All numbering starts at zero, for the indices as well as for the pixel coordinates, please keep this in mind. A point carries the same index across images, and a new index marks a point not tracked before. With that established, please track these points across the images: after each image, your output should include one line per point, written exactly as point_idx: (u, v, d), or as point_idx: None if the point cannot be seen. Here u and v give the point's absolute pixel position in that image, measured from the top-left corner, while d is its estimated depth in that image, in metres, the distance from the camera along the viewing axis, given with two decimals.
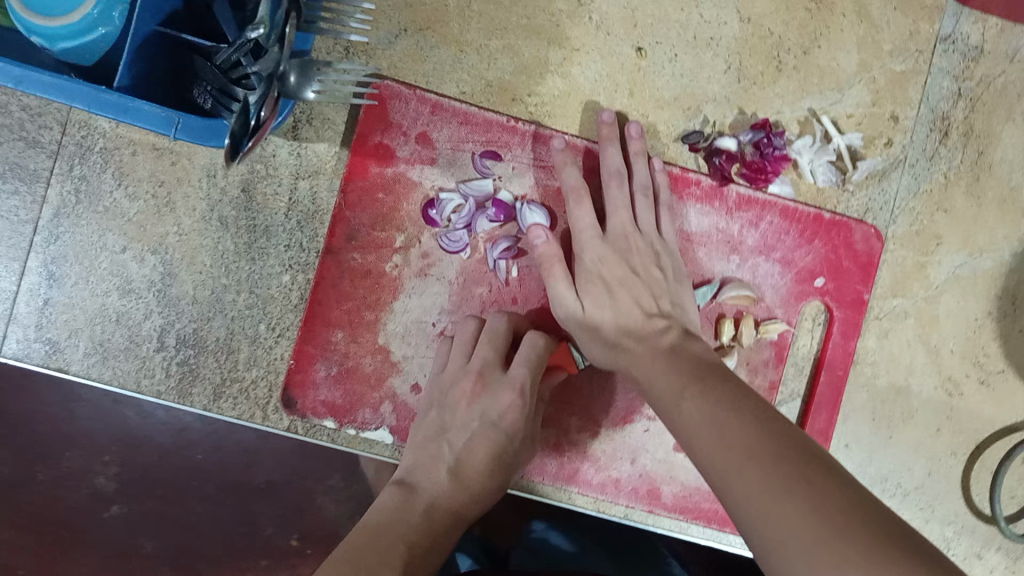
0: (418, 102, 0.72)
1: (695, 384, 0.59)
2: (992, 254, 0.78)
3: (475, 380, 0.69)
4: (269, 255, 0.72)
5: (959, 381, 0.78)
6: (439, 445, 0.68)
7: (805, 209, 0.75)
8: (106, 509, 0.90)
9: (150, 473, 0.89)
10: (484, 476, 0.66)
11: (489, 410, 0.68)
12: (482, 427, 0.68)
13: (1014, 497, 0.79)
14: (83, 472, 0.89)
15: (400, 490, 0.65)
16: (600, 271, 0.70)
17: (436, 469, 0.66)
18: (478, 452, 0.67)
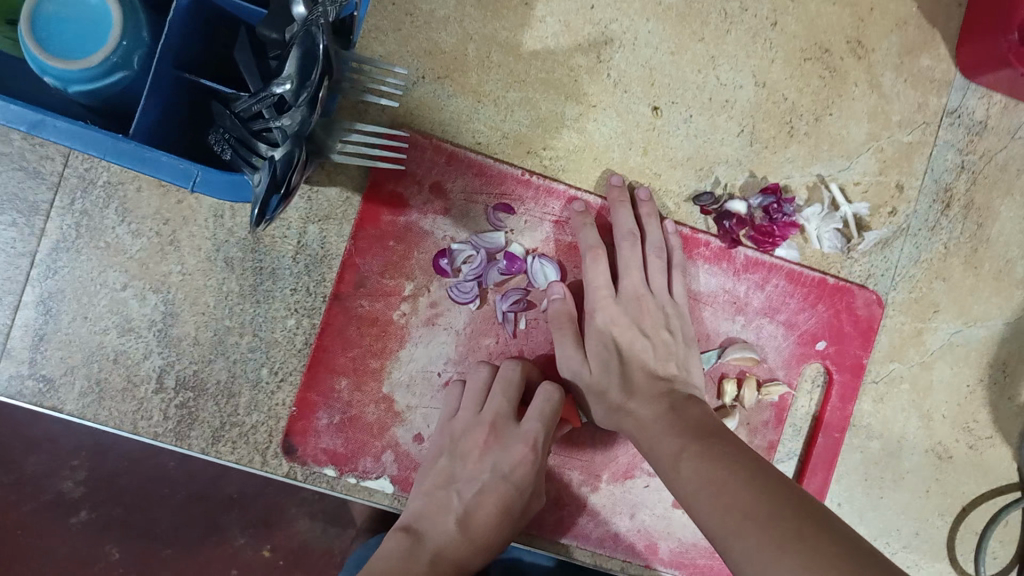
0: (434, 152, 0.71)
1: (694, 443, 0.60)
2: (986, 324, 0.80)
3: (487, 431, 0.68)
4: (274, 298, 0.71)
5: (949, 445, 0.80)
6: (445, 493, 0.66)
7: (809, 273, 0.76)
8: (72, 514, 0.85)
9: (119, 479, 0.85)
10: (493, 528, 0.65)
11: (501, 462, 0.67)
12: (492, 480, 0.66)
13: (996, 558, 0.81)
14: (47, 478, 0.84)
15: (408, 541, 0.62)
16: (611, 330, 0.70)
17: (444, 518, 0.64)
18: (488, 505, 0.65)
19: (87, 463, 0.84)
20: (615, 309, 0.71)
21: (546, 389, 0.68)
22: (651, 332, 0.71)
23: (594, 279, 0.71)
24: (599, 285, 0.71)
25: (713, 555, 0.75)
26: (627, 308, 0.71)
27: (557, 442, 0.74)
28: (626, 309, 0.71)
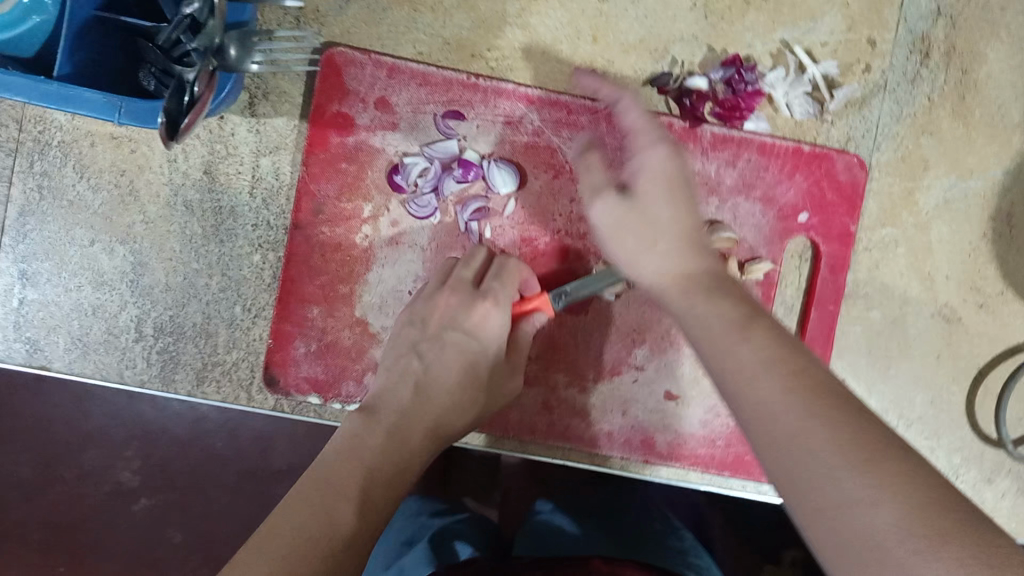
0: (374, 68, 0.70)
1: (761, 324, 0.49)
2: (983, 175, 0.75)
3: (450, 293, 0.68)
4: (237, 236, 0.72)
5: (956, 307, 0.76)
6: (406, 358, 0.66)
7: (783, 144, 0.72)
8: (134, 501, 0.94)
9: (170, 466, 0.93)
10: (452, 390, 0.65)
11: (464, 322, 0.68)
12: (459, 338, 0.67)
13: (1022, 420, 0.77)
14: (105, 470, 0.93)
15: (362, 417, 0.61)
16: (635, 219, 0.59)
17: (402, 386, 0.64)
18: (452, 364, 0.67)
19: (140, 453, 0.92)
20: (636, 203, 0.60)
21: (505, 263, 0.69)
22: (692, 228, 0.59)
23: (642, 169, 0.60)
24: (657, 175, 0.60)
25: (714, 444, 0.74)
26: (673, 195, 0.59)
27: (539, 344, 0.73)
28: (656, 198, 0.59)
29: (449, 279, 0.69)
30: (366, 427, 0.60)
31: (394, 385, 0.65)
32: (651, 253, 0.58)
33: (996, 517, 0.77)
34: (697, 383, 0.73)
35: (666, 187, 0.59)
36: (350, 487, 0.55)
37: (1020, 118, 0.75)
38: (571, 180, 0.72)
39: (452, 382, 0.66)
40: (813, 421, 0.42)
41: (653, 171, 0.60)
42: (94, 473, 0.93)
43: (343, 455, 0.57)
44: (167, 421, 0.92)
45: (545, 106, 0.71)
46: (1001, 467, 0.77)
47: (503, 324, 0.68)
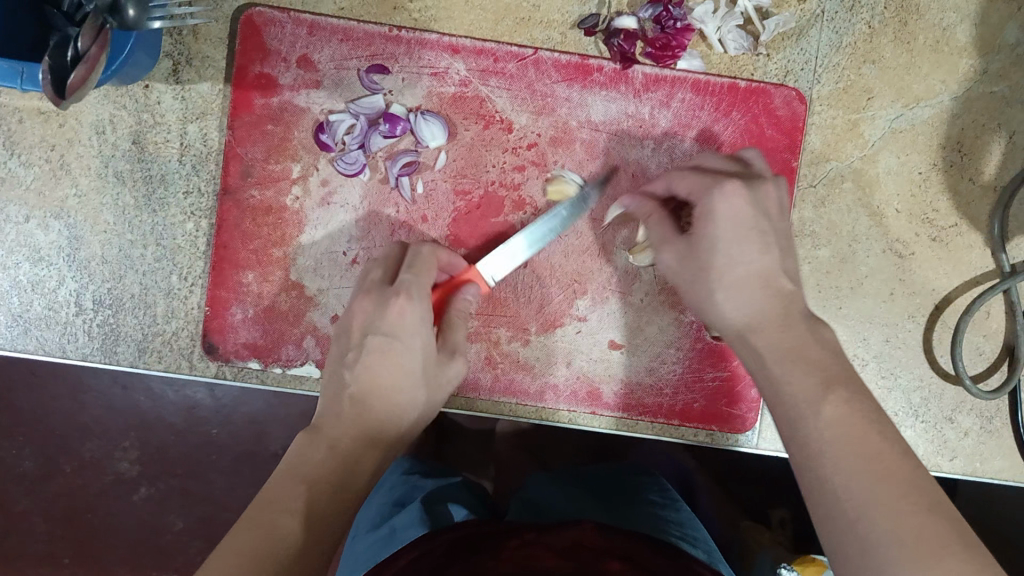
0: (294, 26, 0.69)
1: (840, 382, 0.49)
2: (931, 103, 0.73)
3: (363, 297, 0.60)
4: (169, 205, 0.71)
5: (909, 241, 0.74)
6: (338, 375, 0.57)
7: (717, 80, 0.71)
8: (133, 491, 0.95)
9: (168, 453, 0.94)
10: (390, 393, 0.55)
11: (379, 322, 0.57)
12: (391, 342, 0.56)
13: (982, 355, 0.75)
14: (105, 459, 0.94)
15: (306, 431, 0.53)
16: (742, 218, 0.56)
17: (340, 401, 0.55)
18: (382, 368, 0.56)
19: (136, 444, 0.94)
20: (712, 246, 0.57)
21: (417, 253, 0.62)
22: (775, 219, 0.58)
23: (719, 211, 0.57)
24: (726, 222, 0.57)
25: (661, 393, 0.72)
26: (756, 234, 0.56)
27: (478, 299, 0.71)
28: (744, 240, 0.56)
29: (364, 283, 0.61)
30: (308, 441, 0.52)
31: (330, 400, 0.56)
32: (715, 290, 0.57)
33: (958, 457, 0.75)
34: (641, 332, 0.72)
35: (744, 224, 0.56)
36: (293, 497, 0.48)
37: (966, 40, 0.73)
38: (502, 130, 0.70)
39: (385, 389, 0.55)
40: (888, 501, 0.43)
41: (721, 218, 0.57)
42: (93, 463, 0.94)
43: (290, 462, 0.51)
44: (162, 409, 0.92)
45: (471, 55, 0.70)
46: (961, 404, 0.75)
47: (424, 314, 0.58)
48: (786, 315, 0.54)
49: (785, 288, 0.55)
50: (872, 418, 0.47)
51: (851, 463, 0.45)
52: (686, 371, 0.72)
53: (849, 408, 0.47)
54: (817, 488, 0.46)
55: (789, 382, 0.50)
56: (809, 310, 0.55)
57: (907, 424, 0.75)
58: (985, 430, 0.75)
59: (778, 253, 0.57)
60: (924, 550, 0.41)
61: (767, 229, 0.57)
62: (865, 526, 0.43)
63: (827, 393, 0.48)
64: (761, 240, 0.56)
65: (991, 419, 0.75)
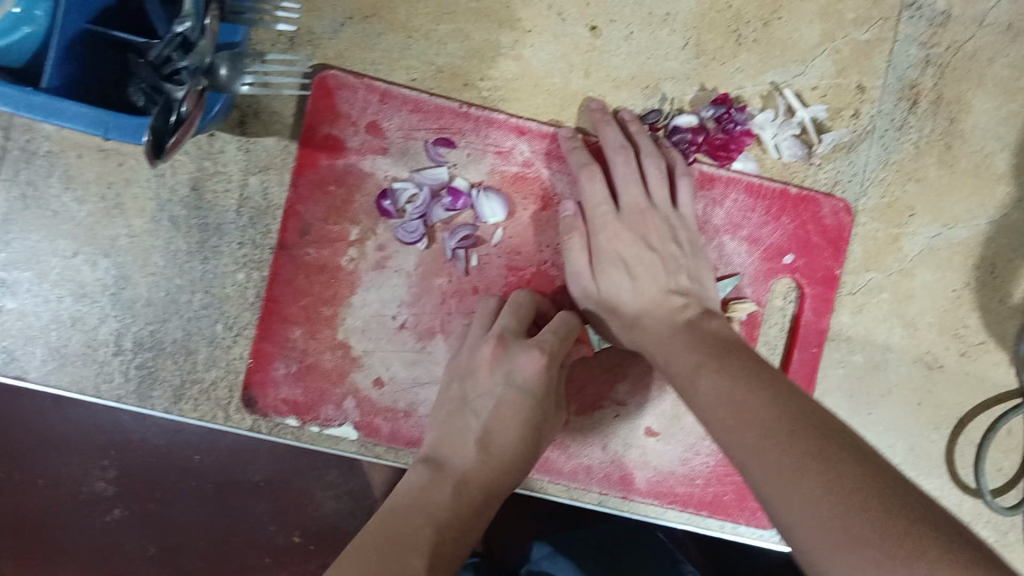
0: (367, 92, 0.70)
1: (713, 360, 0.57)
2: (968, 224, 0.76)
3: (494, 344, 0.66)
4: (222, 253, 0.71)
5: (939, 354, 0.76)
6: (461, 414, 0.65)
7: (769, 185, 0.73)
8: (107, 512, 0.92)
9: (148, 476, 0.91)
10: (513, 446, 0.62)
11: (512, 373, 0.64)
12: (506, 391, 0.64)
13: (1001, 471, 0.77)
14: (83, 478, 0.91)
15: (429, 468, 0.61)
16: (615, 249, 0.68)
17: (463, 442, 0.62)
18: (507, 417, 0.63)
19: (117, 463, 0.91)
20: (597, 275, 0.68)
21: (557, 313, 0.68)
22: (658, 246, 0.68)
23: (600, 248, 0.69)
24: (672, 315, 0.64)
25: (692, 483, 0.73)
26: (626, 268, 0.68)
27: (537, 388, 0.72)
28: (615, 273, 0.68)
29: (496, 330, 0.67)
30: (429, 481, 0.59)
31: (451, 436, 0.63)
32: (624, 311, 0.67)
33: None
34: (678, 421, 0.73)
35: (622, 252, 0.68)
36: (418, 538, 0.54)
37: (1004, 168, 0.76)
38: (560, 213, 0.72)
39: (503, 432, 0.62)
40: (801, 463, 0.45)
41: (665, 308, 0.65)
42: (69, 481, 0.91)
43: (414, 505, 0.57)
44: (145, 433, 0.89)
45: (537, 138, 0.72)
46: (979, 517, 0.76)
47: (550, 373, 0.64)
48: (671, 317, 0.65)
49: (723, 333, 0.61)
50: (782, 414, 0.49)
51: (780, 477, 0.45)
52: (717, 463, 0.74)
53: (738, 411, 0.52)
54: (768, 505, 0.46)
55: (718, 408, 0.53)
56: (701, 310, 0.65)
57: None
58: (1000, 544, 0.77)
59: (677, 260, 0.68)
60: (860, 532, 0.40)
61: (644, 259, 0.68)
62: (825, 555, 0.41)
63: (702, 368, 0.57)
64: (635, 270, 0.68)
65: (1005, 534, 0.77)
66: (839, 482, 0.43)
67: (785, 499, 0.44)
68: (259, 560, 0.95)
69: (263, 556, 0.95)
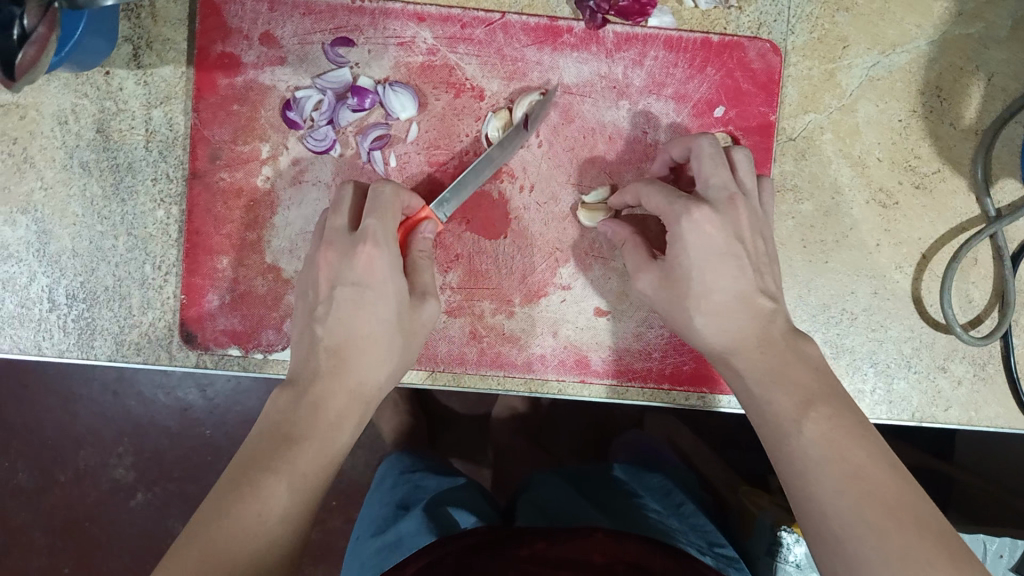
0: (254, 1, 0.68)
1: (821, 402, 0.53)
2: (907, 48, 0.72)
3: (331, 249, 0.60)
4: (138, 192, 0.69)
5: (892, 190, 0.73)
6: (309, 330, 0.58)
7: (689, 36, 0.70)
8: (131, 497, 0.97)
9: (165, 458, 0.97)
10: (370, 341, 0.57)
11: (347, 274, 0.58)
12: (350, 291, 0.58)
13: (972, 302, 0.74)
14: (101, 467, 0.97)
15: (285, 388, 0.56)
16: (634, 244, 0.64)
17: (314, 356, 0.57)
18: (355, 317, 0.57)
19: (132, 449, 0.97)
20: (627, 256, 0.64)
21: (379, 193, 0.60)
22: (750, 241, 0.60)
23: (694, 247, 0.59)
24: (696, 249, 0.59)
25: (650, 357, 0.71)
26: (725, 254, 0.58)
27: (470, 278, 0.70)
28: (721, 268, 0.58)
29: (326, 232, 0.61)
30: (291, 400, 0.55)
31: (304, 357, 0.57)
32: (694, 314, 0.59)
33: (954, 408, 0.74)
34: (627, 296, 0.71)
35: (717, 251, 0.58)
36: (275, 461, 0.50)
37: None
38: (474, 97, 0.69)
39: (357, 344, 0.57)
40: (866, 501, 0.48)
41: (692, 246, 0.59)
42: (90, 472, 0.97)
43: (272, 428, 0.53)
44: (155, 415, 0.97)
45: (440, 23, 0.68)
46: (953, 352, 0.74)
47: (393, 261, 0.59)
48: (765, 334, 0.58)
49: (766, 306, 0.58)
50: (855, 432, 0.51)
51: (837, 468, 0.49)
52: (673, 334, 0.71)
53: (830, 424, 0.51)
54: (809, 481, 0.50)
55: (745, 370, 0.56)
56: (788, 326, 0.59)
57: (900, 375, 0.74)
58: (979, 378, 0.74)
59: (754, 273, 0.59)
60: (886, 500, 0.47)
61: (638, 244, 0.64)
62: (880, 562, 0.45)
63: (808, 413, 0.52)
64: (738, 255, 0.59)
65: (984, 366, 0.74)
66: (880, 483, 0.48)
67: (822, 467, 0.50)
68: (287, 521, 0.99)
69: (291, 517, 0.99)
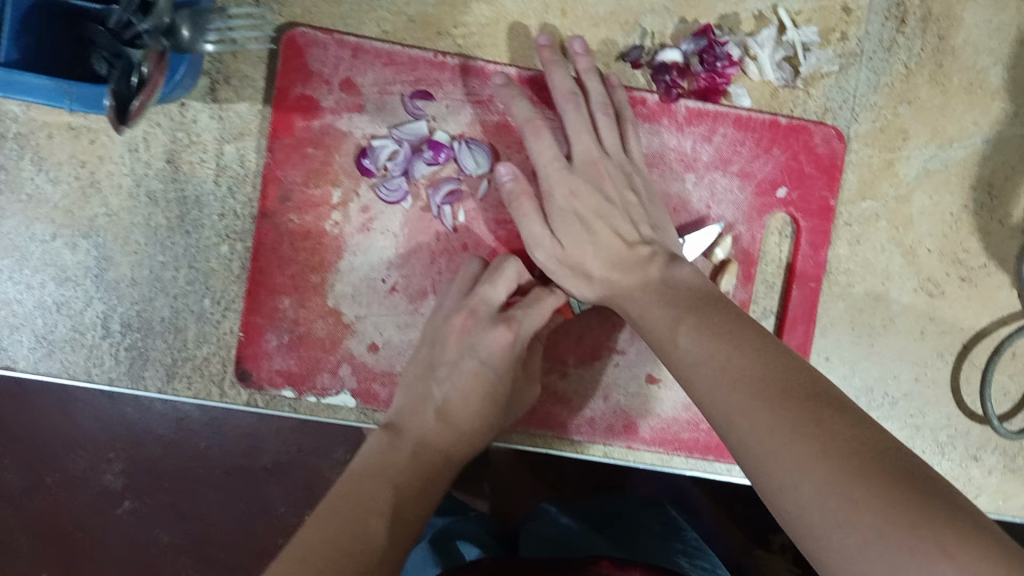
0: (337, 48, 0.68)
1: (691, 316, 0.56)
2: (964, 144, 0.74)
3: (465, 315, 0.65)
4: (203, 227, 0.70)
5: (939, 280, 0.75)
6: (424, 383, 0.65)
7: (758, 116, 0.71)
8: (118, 505, 0.92)
9: (157, 466, 0.91)
10: (474, 417, 0.64)
11: (478, 346, 0.65)
12: (469, 362, 0.65)
13: (1007, 394, 0.76)
14: (91, 473, 0.90)
15: (387, 433, 0.61)
16: (571, 206, 0.66)
17: (424, 410, 0.63)
18: (467, 394, 0.64)
19: (123, 455, 0.90)
20: (560, 226, 0.66)
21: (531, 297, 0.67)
22: (614, 195, 0.67)
23: (557, 205, 0.66)
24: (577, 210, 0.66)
25: (696, 428, 0.73)
26: (585, 221, 0.66)
27: None
28: (573, 230, 0.66)
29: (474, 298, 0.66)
30: (390, 443, 0.60)
31: (412, 406, 0.63)
32: (588, 274, 0.65)
33: (982, 495, 0.76)
34: None
35: (591, 210, 0.66)
36: (379, 501, 0.55)
37: (999, 83, 0.74)
38: None
39: (466, 406, 0.64)
40: (754, 397, 0.47)
41: (568, 203, 0.66)
42: (79, 477, 0.91)
43: (376, 466, 0.58)
44: (151, 422, 0.90)
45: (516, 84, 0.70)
46: (987, 441, 0.76)
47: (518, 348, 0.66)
48: (640, 279, 0.62)
49: (643, 254, 0.64)
50: (724, 337, 0.53)
51: (708, 373, 0.51)
52: None
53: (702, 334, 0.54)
54: (722, 423, 0.49)
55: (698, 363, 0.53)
56: (667, 263, 0.63)
57: (934, 461, 0.76)
58: (1008, 468, 0.76)
59: (624, 213, 0.66)
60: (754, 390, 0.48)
61: (604, 212, 0.66)
62: (758, 444, 0.45)
63: (682, 325, 0.56)
64: (594, 228, 0.66)
65: (1014, 458, 0.76)
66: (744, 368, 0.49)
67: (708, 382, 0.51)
68: (272, 542, 0.94)
69: (276, 538, 0.94)
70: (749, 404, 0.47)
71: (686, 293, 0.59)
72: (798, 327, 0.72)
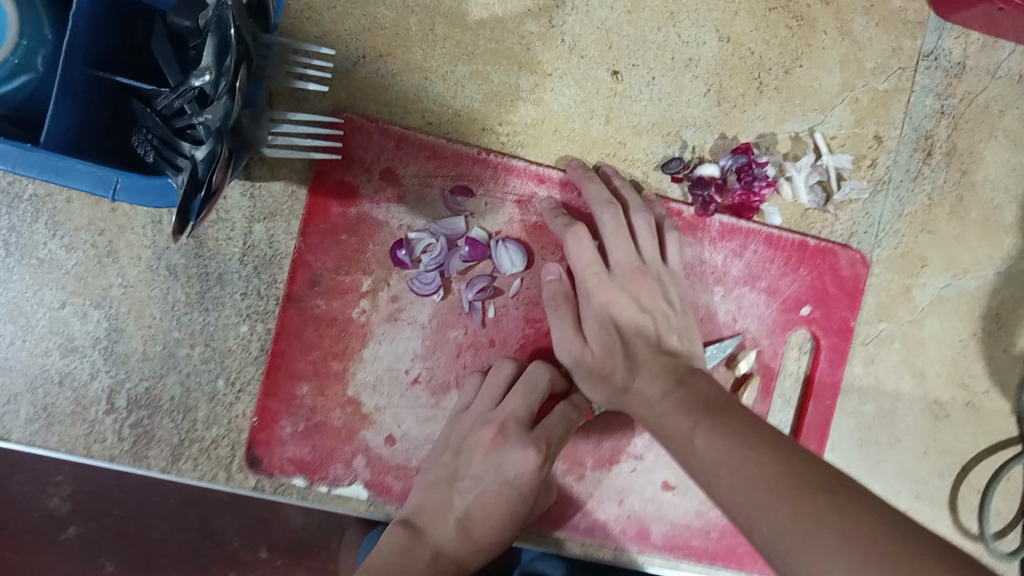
0: (381, 136, 0.68)
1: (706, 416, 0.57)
2: (976, 275, 0.77)
3: (494, 430, 0.64)
4: (223, 304, 0.68)
5: (945, 403, 0.77)
6: (445, 491, 0.63)
7: (789, 236, 0.73)
8: (62, 530, 0.76)
9: (110, 491, 0.75)
10: (495, 533, 0.62)
11: (506, 466, 0.63)
12: (495, 483, 0.63)
13: (1000, 515, 0.78)
14: (34, 496, 0.75)
15: (408, 532, 0.61)
16: (608, 312, 0.67)
17: (445, 519, 0.62)
18: (491, 510, 0.62)
19: (72, 478, 0.74)
20: (591, 334, 0.67)
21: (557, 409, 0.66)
22: (650, 307, 0.67)
23: (595, 312, 0.67)
24: (608, 318, 0.67)
25: (706, 535, 0.73)
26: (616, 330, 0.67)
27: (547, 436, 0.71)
28: (607, 340, 0.66)
29: (502, 413, 0.64)
30: (411, 542, 0.60)
31: (434, 515, 0.62)
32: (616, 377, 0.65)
33: None
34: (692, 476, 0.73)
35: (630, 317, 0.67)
36: None
37: (1012, 220, 0.77)
38: None
39: (485, 517, 0.62)
40: (771, 499, 0.48)
41: (600, 308, 0.67)
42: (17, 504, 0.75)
43: (394, 566, 0.58)
44: None
45: (555, 187, 0.70)
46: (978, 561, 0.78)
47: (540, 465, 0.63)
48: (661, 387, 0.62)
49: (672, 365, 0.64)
50: (735, 436, 0.54)
51: (726, 477, 0.52)
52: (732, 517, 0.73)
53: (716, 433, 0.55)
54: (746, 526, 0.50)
55: (714, 464, 0.54)
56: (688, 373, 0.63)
57: None
58: None
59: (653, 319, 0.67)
60: (770, 492, 0.49)
61: (637, 321, 0.67)
62: (782, 543, 0.46)
63: (699, 428, 0.56)
64: (626, 338, 0.66)
65: None
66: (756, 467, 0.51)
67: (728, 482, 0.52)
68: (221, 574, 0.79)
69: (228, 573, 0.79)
70: (766, 505, 0.48)
71: (703, 398, 0.59)
72: (813, 444, 0.74)
